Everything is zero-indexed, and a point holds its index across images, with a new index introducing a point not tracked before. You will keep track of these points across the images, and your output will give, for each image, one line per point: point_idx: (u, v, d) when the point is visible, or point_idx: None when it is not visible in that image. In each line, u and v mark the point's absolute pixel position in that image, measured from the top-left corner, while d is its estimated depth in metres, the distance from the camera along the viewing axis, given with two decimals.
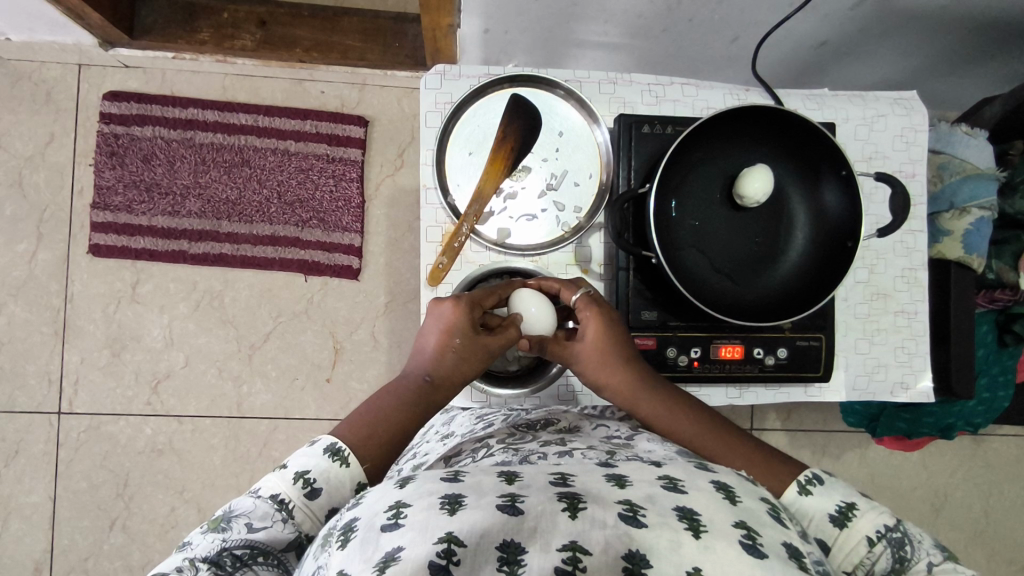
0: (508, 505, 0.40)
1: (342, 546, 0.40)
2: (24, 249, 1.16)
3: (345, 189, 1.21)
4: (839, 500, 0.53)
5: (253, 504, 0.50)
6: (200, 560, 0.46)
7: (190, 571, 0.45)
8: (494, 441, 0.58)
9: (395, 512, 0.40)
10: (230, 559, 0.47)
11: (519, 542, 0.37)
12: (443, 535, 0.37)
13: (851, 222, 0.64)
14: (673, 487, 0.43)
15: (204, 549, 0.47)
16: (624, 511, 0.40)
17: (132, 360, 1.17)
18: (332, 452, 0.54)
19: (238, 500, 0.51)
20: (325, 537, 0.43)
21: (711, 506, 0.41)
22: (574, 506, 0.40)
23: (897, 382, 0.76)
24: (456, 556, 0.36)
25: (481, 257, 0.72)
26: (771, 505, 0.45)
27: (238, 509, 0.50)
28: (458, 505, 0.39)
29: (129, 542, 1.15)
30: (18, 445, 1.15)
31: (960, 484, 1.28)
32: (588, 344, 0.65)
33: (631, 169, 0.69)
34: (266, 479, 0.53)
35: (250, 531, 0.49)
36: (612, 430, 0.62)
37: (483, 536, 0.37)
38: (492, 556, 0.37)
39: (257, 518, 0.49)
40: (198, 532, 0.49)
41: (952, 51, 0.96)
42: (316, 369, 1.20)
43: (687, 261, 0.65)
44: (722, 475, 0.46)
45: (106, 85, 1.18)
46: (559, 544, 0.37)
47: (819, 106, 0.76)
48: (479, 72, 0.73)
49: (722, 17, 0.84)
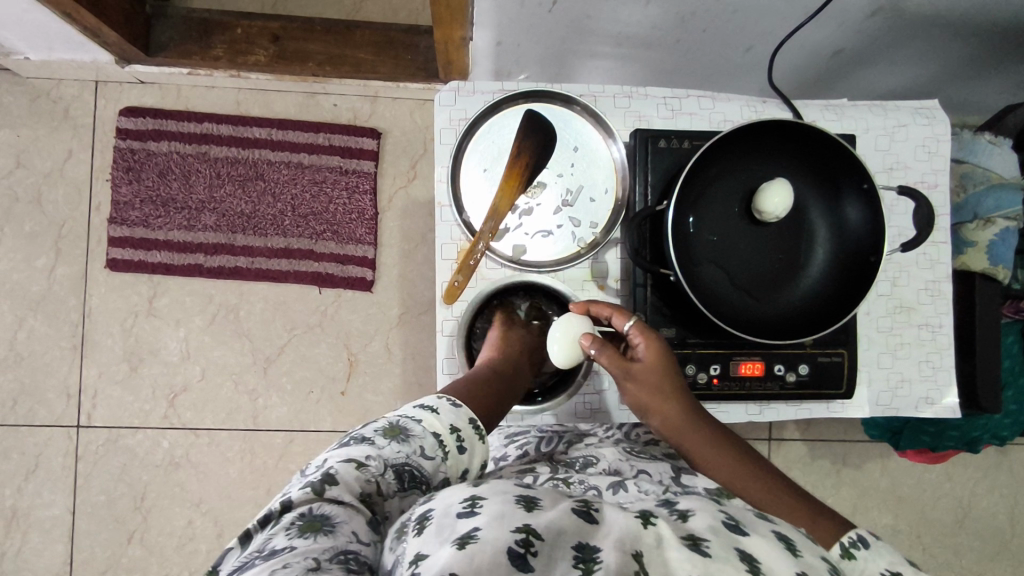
0: (583, 510, 0.41)
1: (419, 532, 0.39)
2: (44, 264, 1.17)
3: (358, 202, 1.22)
4: (883, 569, 0.49)
5: (423, 432, 0.54)
6: (385, 463, 0.51)
7: (376, 469, 0.50)
8: (541, 470, 0.59)
9: (471, 502, 0.40)
10: (404, 475, 0.51)
11: (593, 545, 0.37)
12: (522, 526, 0.37)
13: (872, 237, 0.63)
14: (735, 527, 0.42)
15: (389, 454, 0.51)
16: (688, 540, 0.39)
17: (149, 373, 1.18)
18: (475, 423, 0.59)
19: (409, 418, 0.55)
20: (400, 529, 0.43)
21: (772, 551, 0.40)
22: (647, 518, 0.41)
23: (921, 397, 0.75)
24: (534, 547, 0.36)
25: (496, 274, 0.72)
26: (831, 564, 0.44)
27: (412, 428, 0.54)
28: (534, 504, 0.40)
29: (147, 555, 1.16)
30: (38, 458, 1.16)
31: (985, 495, 1.25)
32: (643, 369, 0.63)
33: (647, 185, 0.68)
34: (423, 414, 0.56)
35: (421, 456, 0.52)
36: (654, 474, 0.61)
37: (560, 533, 0.38)
38: (568, 553, 0.37)
39: (427, 448, 0.53)
40: (377, 431, 0.53)
41: (974, 56, 0.94)
42: (331, 381, 1.20)
43: (705, 277, 0.64)
44: (780, 526, 0.45)
45: (122, 101, 1.19)
46: (630, 548, 0.37)
47: (838, 117, 0.75)
48: (493, 89, 0.72)
49: (736, 26, 0.83)
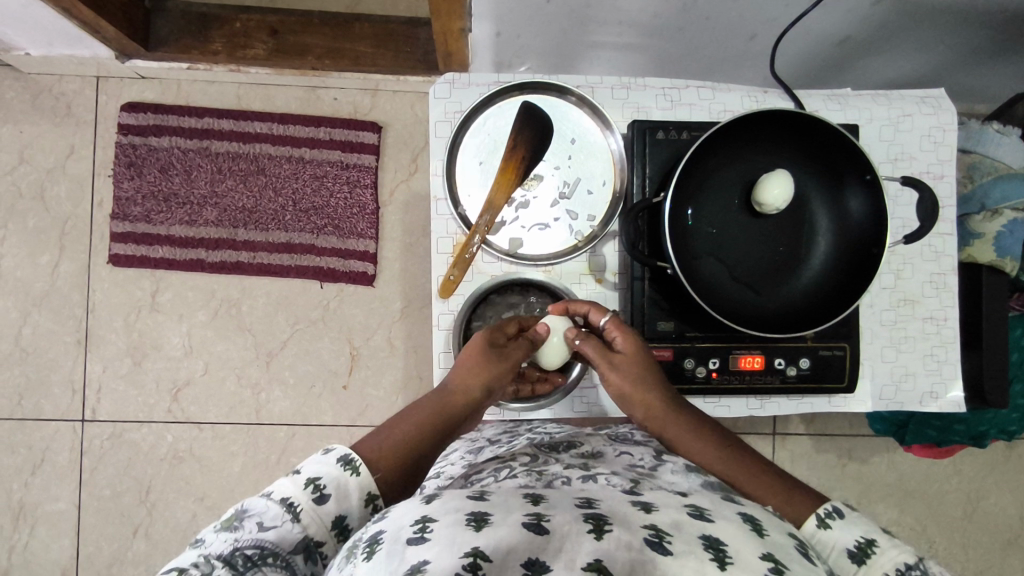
0: (534, 523, 0.38)
1: (367, 557, 0.38)
2: (48, 260, 1.18)
3: (359, 195, 1.21)
4: (858, 537, 0.50)
5: (265, 505, 0.51)
6: (215, 557, 0.47)
7: (206, 567, 0.46)
8: (516, 462, 0.55)
9: (420, 526, 0.39)
10: (242, 558, 0.47)
11: (545, 560, 0.36)
12: (469, 550, 0.36)
13: (875, 229, 0.62)
14: (700, 516, 0.41)
15: (217, 546, 0.48)
16: (650, 537, 0.38)
17: (153, 368, 1.19)
18: (345, 462, 0.55)
19: (250, 500, 0.52)
20: (349, 549, 0.42)
21: (739, 539, 0.39)
22: (600, 527, 0.38)
23: (926, 391, 0.73)
24: (482, 571, 0.35)
25: (493, 268, 0.71)
26: (799, 540, 0.43)
27: (249, 508, 0.51)
28: (484, 522, 0.38)
29: (152, 548, 1.17)
30: (44, 452, 1.17)
31: (994, 489, 1.24)
32: (618, 358, 0.64)
33: (645, 177, 0.67)
34: (276, 486, 0.54)
35: (261, 529, 0.49)
36: (635, 456, 0.57)
37: (510, 553, 0.36)
38: (518, 574, 0.36)
39: (267, 518, 0.50)
40: (210, 530, 0.50)
41: (984, 43, 0.92)
42: (333, 375, 1.20)
43: (704, 270, 0.63)
44: (748, 507, 0.45)
45: (123, 96, 1.19)
46: (585, 562, 0.36)
47: (842, 107, 0.73)
48: (488, 80, 0.72)
49: (738, 15, 0.82)
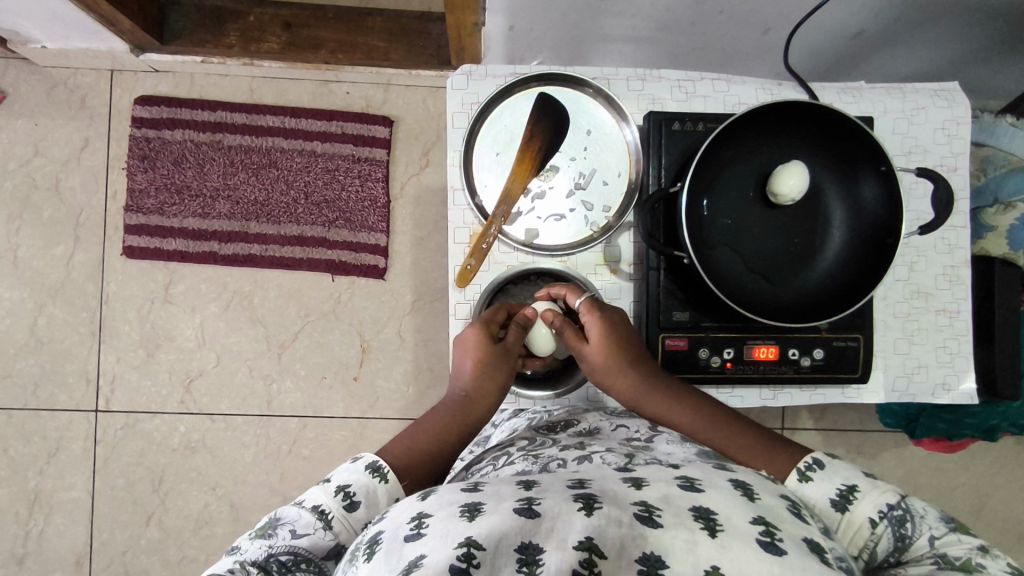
0: (525, 507, 0.39)
1: (369, 557, 0.40)
2: (62, 251, 1.19)
3: (370, 189, 1.22)
4: (838, 484, 0.53)
5: (298, 513, 0.51)
6: (249, 564, 0.47)
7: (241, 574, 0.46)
8: (514, 449, 0.59)
9: (417, 522, 0.40)
10: (275, 565, 0.48)
11: (537, 543, 0.37)
12: (463, 540, 0.37)
13: (890, 218, 0.62)
14: (689, 487, 0.42)
15: (252, 554, 0.48)
16: (640, 512, 0.39)
17: (166, 359, 1.20)
18: (373, 469, 0.55)
19: (284, 508, 0.52)
20: (353, 552, 0.43)
21: (728, 506, 0.40)
22: (590, 505, 0.39)
23: (938, 383, 0.74)
24: (476, 560, 0.36)
25: (510, 259, 0.72)
26: (790, 501, 0.44)
27: (283, 516, 0.51)
28: (477, 511, 0.39)
29: (165, 536, 1.18)
30: (59, 441, 1.18)
31: (1003, 485, 1.24)
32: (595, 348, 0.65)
33: (661, 167, 0.68)
34: (309, 492, 0.53)
35: (294, 537, 0.50)
36: (631, 431, 0.61)
37: (502, 539, 0.37)
38: (511, 558, 0.36)
39: (300, 526, 0.50)
40: (246, 537, 0.50)
41: (997, 38, 0.92)
42: (344, 367, 1.21)
43: (720, 260, 0.64)
44: (738, 474, 0.46)
45: (137, 89, 1.20)
46: (575, 542, 0.37)
47: (856, 100, 0.74)
48: (505, 72, 0.72)
49: (752, 8, 0.82)
